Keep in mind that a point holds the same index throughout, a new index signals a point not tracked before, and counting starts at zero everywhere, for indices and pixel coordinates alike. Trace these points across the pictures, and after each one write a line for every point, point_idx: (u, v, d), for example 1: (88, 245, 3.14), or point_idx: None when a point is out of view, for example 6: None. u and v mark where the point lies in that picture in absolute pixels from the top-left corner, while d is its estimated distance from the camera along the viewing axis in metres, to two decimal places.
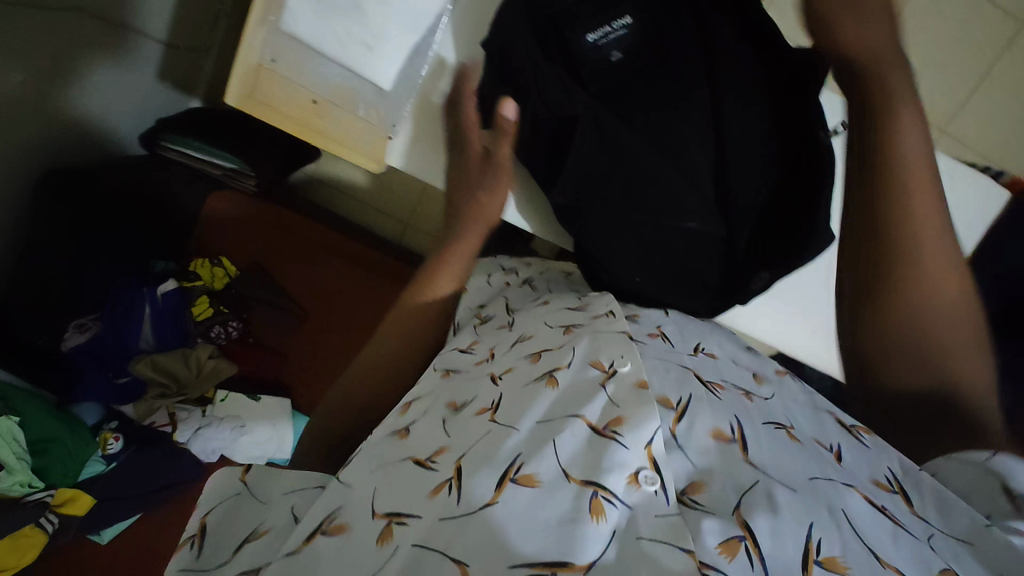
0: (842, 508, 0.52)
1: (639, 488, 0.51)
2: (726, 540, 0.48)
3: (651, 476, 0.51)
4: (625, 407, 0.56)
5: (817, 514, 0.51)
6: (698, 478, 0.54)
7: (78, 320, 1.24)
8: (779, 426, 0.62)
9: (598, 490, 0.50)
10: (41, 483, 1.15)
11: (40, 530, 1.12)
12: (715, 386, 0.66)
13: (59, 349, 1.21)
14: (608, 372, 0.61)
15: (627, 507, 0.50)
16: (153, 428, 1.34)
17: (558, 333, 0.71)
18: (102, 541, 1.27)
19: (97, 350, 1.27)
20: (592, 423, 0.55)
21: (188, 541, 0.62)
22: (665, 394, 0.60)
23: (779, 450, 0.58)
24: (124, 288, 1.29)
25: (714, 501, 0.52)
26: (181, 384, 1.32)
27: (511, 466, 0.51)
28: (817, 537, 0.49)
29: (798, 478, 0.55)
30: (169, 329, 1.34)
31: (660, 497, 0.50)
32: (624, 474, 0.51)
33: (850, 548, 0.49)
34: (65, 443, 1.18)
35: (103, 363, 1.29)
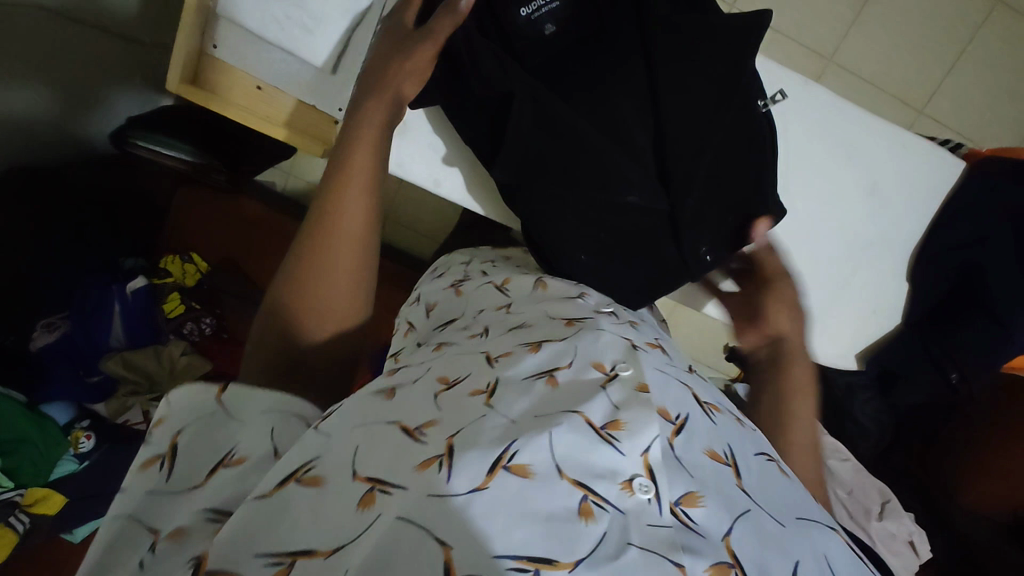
0: (825, 555, 0.58)
1: (633, 495, 0.55)
2: (717, 564, 0.52)
3: (645, 484, 0.56)
4: (625, 412, 0.61)
5: (801, 552, 0.56)
6: (695, 490, 0.57)
7: (45, 320, 1.23)
8: (766, 457, 0.69)
9: (587, 494, 0.53)
10: (11, 482, 1.14)
11: (11, 529, 1.12)
12: (712, 408, 0.71)
13: (28, 349, 1.21)
14: (609, 374, 0.66)
15: (621, 512, 0.54)
16: (126, 426, 1.30)
17: (558, 327, 0.74)
18: (74, 540, 1.23)
19: (67, 348, 1.26)
20: (590, 420, 0.58)
21: (155, 461, 0.58)
22: (666, 407, 0.64)
23: (765, 485, 0.64)
24: (92, 286, 1.27)
25: (707, 516, 0.56)
26: (154, 383, 1.32)
27: (504, 453, 0.53)
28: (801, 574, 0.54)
29: (786, 515, 0.60)
30: (140, 327, 1.34)
31: (652, 507, 0.55)
32: (619, 480, 0.56)
33: None
34: (37, 443, 1.18)
35: (74, 362, 1.28)
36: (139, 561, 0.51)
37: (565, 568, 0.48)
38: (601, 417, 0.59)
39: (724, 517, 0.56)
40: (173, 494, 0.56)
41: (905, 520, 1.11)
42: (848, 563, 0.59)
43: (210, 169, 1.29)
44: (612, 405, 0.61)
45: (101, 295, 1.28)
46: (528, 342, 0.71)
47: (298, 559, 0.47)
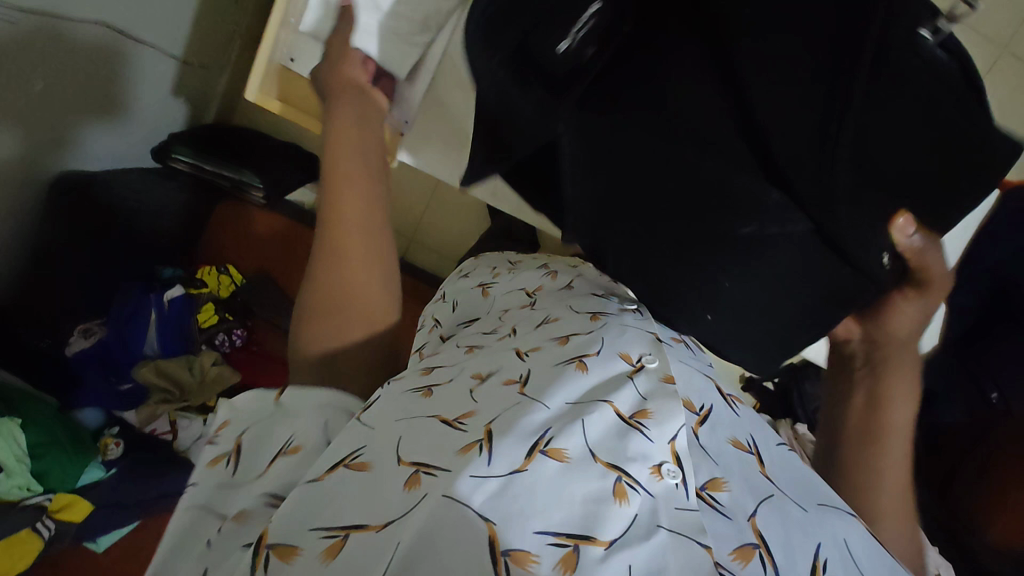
0: (846, 539, 0.55)
1: (661, 479, 0.52)
2: (742, 547, 0.50)
3: (674, 469, 0.53)
4: (653, 401, 0.59)
5: (825, 538, 0.54)
6: (719, 475, 0.56)
7: (83, 325, 1.27)
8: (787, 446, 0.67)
9: (622, 475, 0.51)
10: (40, 487, 1.13)
11: (36, 535, 1.10)
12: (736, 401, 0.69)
13: (63, 353, 1.24)
14: (637, 366, 0.63)
15: (650, 494, 0.51)
16: (153, 435, 1.33)
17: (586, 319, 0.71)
18: (98, 549, 1.24)
19: (101, 354, 1.29)
20: (621, 411, 0.57)
21: (223, 455, 0.55)
22: (690, 399, 0.62)
23: (787, 473, 0.62)
24: (129, 294, 1.30)
25: (731, 499, 0.54)
26: (185, 391, 1.33)
27: (541, 439, 0.51)
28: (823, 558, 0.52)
29: (808, 502, 0.58)
30: (174, 336, 1.36)
31: (681, 490, 0.52)
32: (649, 464, 0.53)
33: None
34: (62, 447, 1.17)
35: (107, 368, 1.31)
36: (207, 540, 0.49)
37: (603, 546, 0.46)
38: (630, 406, 0.57)
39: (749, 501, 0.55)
40: (237, 486, 0.53)
41: None
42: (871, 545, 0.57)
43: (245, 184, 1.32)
44: (639, 394, 0.59)
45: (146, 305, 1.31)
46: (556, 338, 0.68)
47: (352, 532, 0.45)
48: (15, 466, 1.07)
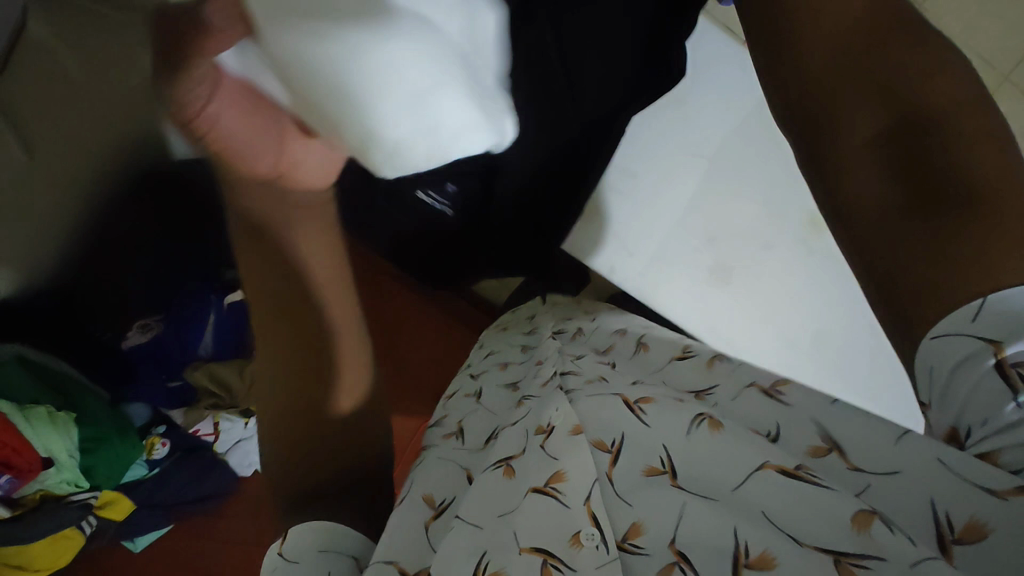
0: (762, 511, 0.56)
1: (583, 545, 0.58)
2: (663, 568, 0.55)
3: (591, 533, 0.59)
4: (560, 459, 0.64)
5: (738, 517, 0.55)
6: (636, 520, 0.59)
7: (142, 321, 1.23)
8: (698, 425, 0.64)
9: (546, 558, 0.57)
10: (86, 483, 1.17)
11: (79, 531, 1.14)
12: (639, 408, 0.69)
13: (118, 346, 1.20)
14: (545, 488, 0.62)
15: (575, 570, 0.56)
16: (197, 436, 1.33)
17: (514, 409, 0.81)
18: (136, 549, 1.25)
19: (154, 351, 1.26)
20: (537, 485, 0.63)
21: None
22: (551, 476, 0.63)
23: (690, 451, 0.62)
24: (192, 296, 1.30)
25: (651, 537, 0.57)
26: (233, 397, 1.32)
27: (480, 564, 0.57)
28: (743, 540, 0.53)
29: (724, 489, 0.59)
30: (228, 340, 1.36)
31: (601, 549, 0.58)
32: (568, 538, 0.59)
33: (773, 538, 0.53)
34: (115, 444, 1.19)
35: (158, 365, 1.29)
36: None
37: None
38: (545, 476, 0.63)
39: (656, 520, 0.58)
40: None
41: None
42: (793, 498, 0.55)
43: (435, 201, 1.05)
44: (553, 459, 0.65)
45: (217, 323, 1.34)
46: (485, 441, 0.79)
47: None
48: (65, 462, 1.10)
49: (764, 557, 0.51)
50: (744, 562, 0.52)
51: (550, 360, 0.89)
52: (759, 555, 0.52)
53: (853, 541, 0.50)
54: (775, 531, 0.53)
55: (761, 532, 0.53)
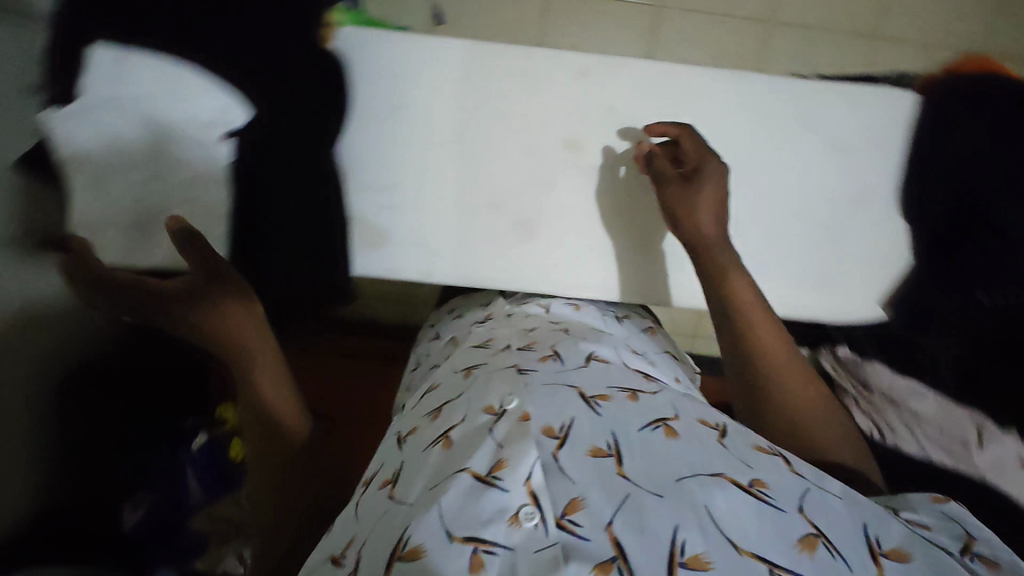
0: (706, 504, 0.68)
1: (521, 525, 0.68)
2: (603, 566, 0.64)
3: (530, 513, 0.69)
4: (506, 449, 0.74)
5: (683, 516, 0.67)
6: (575, 497, 0.70)
7: (130, 500, 1.28)
8: (656, 427, 0.78)
9: (478, 548, 0.67)
10: None
11: None
12: (596, 400, 0.81)
13: (121, 533, 1.25)
14: (489, 479, 0.72)
15: (510, 549, 0.67)
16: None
17: (456, 419, 0.84)
18: None
19: (154, 519, 1.31)
20: (478, 473, 0.72)
21: None
22: (531, 481, 0.71)
23: (646, 466, 0.73)
24: (166, 454, 1.36)
25: (587, 516, 0.68)
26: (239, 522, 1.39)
27: (402, 544, 0.68)
28: (682, 537, 0.65)
29: (667, 482, 0.71)
30: (214, 478, 1.39)
31: (539, 532, 0.67)
32: (506, 516, 0.69)
33: (709, 540, 0.65)
34: None
35: (167, 529, 1.33)
36: None
37: None
38: (485, 464, 0.73)
39: (611, 511, 0.68)
40: None
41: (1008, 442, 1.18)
42: (760, 513, 0.69)
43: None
44: (497, 444, 0.75)
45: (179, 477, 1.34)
46: (431, 412, 0.91)
47: None
48: None
49: (700, 559, 0.64)
50: (681, 561, 0.64)
51: (504, 350, 0.98)
52: (696, 556, 0.64)
53: (795, 557, 0.65)
54: (712, 546, 0.65)
55: (701, 536, 0.65)
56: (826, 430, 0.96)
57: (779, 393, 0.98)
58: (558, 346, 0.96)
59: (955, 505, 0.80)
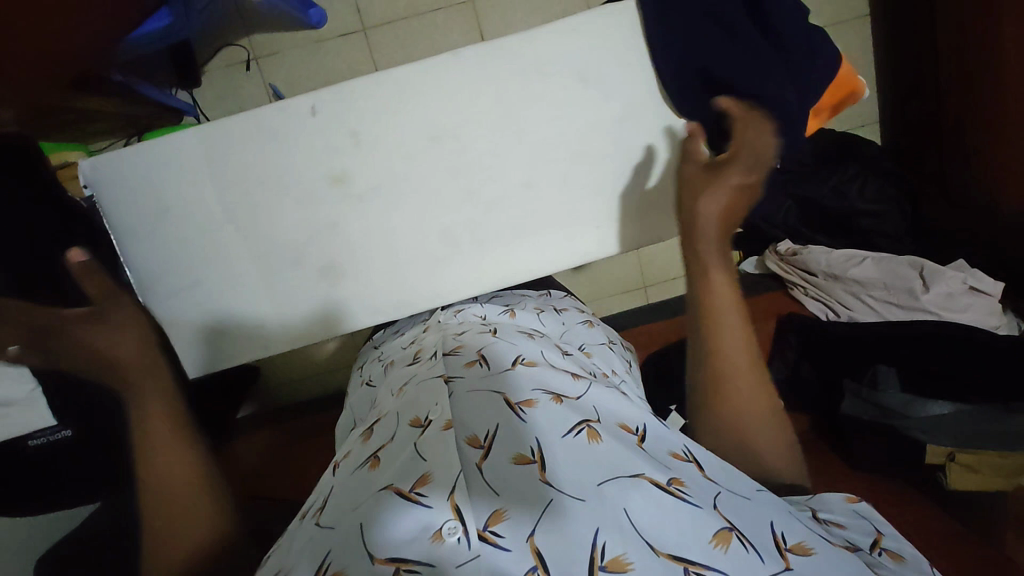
0: (627, 508, 0.41)
1: (445, 542, 0.39)
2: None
3: (455, 525, 0.40)
4: (434, 458, 0.44)
5: (603, 514, 0.40)
6: (499, 505, 0.40)
7: None
8: (574, 431, 0.46)
9: (400, 565, 0.38)
10: None
11: None
12: (521, 406, 0.48)
13: None
14: (412, 494, 0.42)
15: (432, 566, 0.38)
16: None
17: (394, 404, 0.56)
18: None
19: None
20: (401, 489, 0.42)
21: None
22: (427, 475, 0.43)
23: (575, 462, 0.43)
24: None
25: (516, 528, 0.39)
26: None
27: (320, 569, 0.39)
28: (600, 539, 0.38)
29: (589, 480, 0.42)
30: None
31: (462, 544, 0.39)
32: (428, 530, 0.40)
33: (631, 535, 0.39)
34: None
35: None
36: None
37: None
38: (412, 478, 0.43)
39: (525, 515, 0.40)
40: None
41: (951, 273, 0.88)
42: (666, 514, 0.41)
43: (33, 443, 0.55)
44: (422, 458, 0.45)
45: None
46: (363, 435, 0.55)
47: None
48: None
49: (620, 561, 0.38)
50: (600, 564, 0.37)
51: (437, 335, 0.65)
52: (616, 557, 0.38)
53: (706, 553, 0.40)
54: (635, 551, 0.38)
55: (623, 533, 0.39)
56: (768, 436, 0.55)
57: (723, 395, 0.56)
58: (482, 348, 0.58)
59: (864, 506, 0.54)
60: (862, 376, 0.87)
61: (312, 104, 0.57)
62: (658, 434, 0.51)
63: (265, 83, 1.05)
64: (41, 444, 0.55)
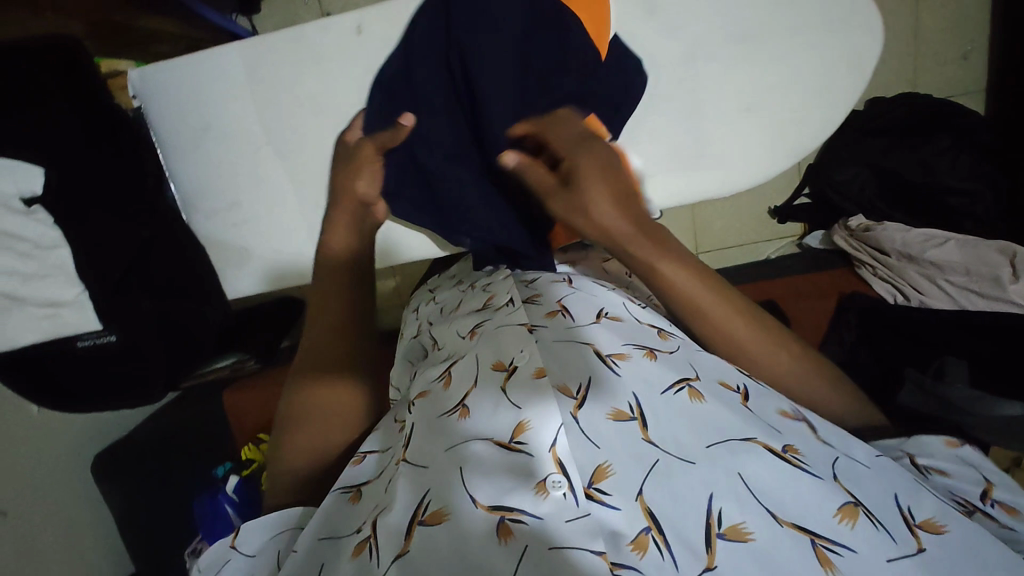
0: (742, 474, 0.37)
1: (549, 496, 0.37)
2: (636, 534, 0.35)
3: (559, 479, 0.37)
4: (528, 404, 0.41)
5: (716, 480, 0.37)
6: (601, 462, 0.38)
7: None
8: (675, 388, 0.42)
9: (505, 514, 0.36)
10: None
11: None
12: (612, 359, 0.44)
13: None
14: (513, 444, 0.39)
15: (539, 519, 0.36)
16: None
17: (463, 342, 0.51)
18: None
19: None
20: (501, 439, 0.40)
21: None
22: (523, 421, 0.40)
23: (680, 426, 0.40)
24: None
25: (623, 488, 0.37)
26: None
27: (420, 504, 0.38)
28: (715, 505, 0.36)
29: (695, 447, 0.38)
30: None
31: (569, 500, 0.37)
32: (531, 480, 0.38)
33: (749, 505, 0.36)
34: None
35: None
36: None
37: None
38: (506, 425, 0.40)
39: (635, 472, 0.37)
40: None
41: None
42: (784, 481, 0.37)
43: (81, 345, 0.56)
44: (513, 405, 0.41)
45: (206, 508, 0.89)
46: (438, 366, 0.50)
47: None
48: None
49: (739, 529, 0.35)
50: (717, 531, 0.35)
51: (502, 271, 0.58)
52: (734, 525, 0.35)
53: (830, 525, 0.35)
54: (757, 519, 0.35)
55: (739, 498, 0.36)
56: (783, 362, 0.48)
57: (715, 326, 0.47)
58: (563, 294, 0.52)
59: (969, 452, 0.46)
60: (926, 367, 0.80)
61: (356, 23, 0.56)
62: (762, 390, 0.45)
63: (324, 12, 1.02)
64: (89, 346, 0.56)
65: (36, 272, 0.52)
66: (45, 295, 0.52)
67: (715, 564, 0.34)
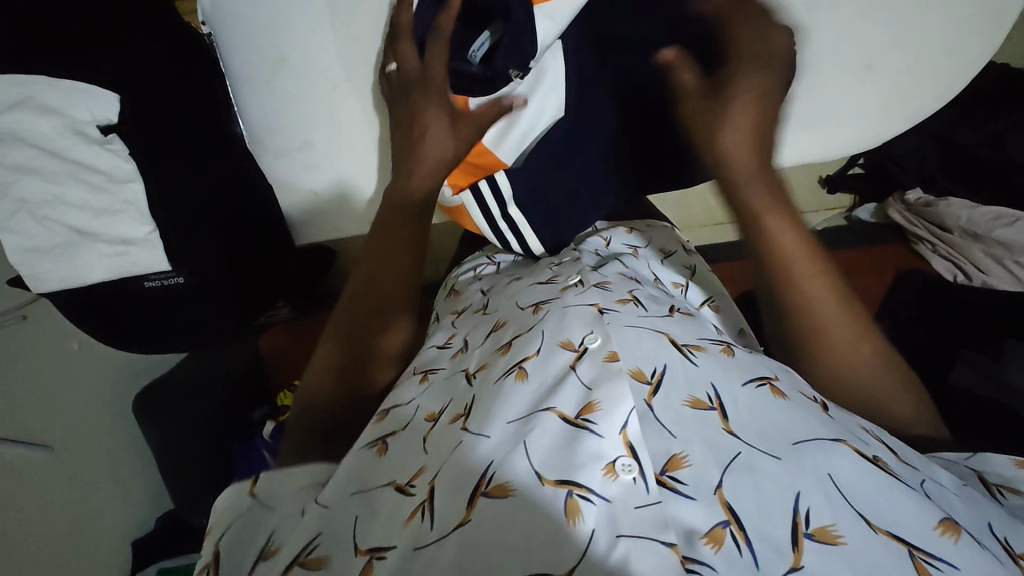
0: (830, 473, 0.34)
1: (618, 480, 0.34)
2: (712, 527, 0.32)
3: (629, 463, 0.34)
4: (601, 387, 0.38)
5: (801, 478, 0.34)
6: (677, 449, 0.35)
7: None
8: (755, 381, 0.40)
9: (572, 489, 0.33)
10: None
11: None
12: (688, 349, 0.42)
13: None
14: (579, 419, 0.36)
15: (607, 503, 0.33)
16: None
17: (525, 316, 0.48)
18: None
19: None
20: (566, 414, 0.37)
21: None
22: (593, 401, 0.37)
23: (762, 415, 0.37)
24: None
25: (699, 473, 0.34)
26: None
27: (482, 476, 0.35)
28: (804, 504, 0.32)
29: (778, 439, 0.36)
30: None
31: (640, 486, 0.33)
32: (599, 461, 0.34)
33: (837, 505, 0.33)
34: None
35: None
36: None
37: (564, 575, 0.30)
38: (574, 402, 0.37)
39: (714, 463, 0.34)
40: None
41: None
42: (870, 483, 0.34)
43: (149, 285, 0.58)
44: (584, 384, 0.38)
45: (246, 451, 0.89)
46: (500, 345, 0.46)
47: None
48: None
49: (829, 531, 0.32)
50: (805, 531, 0.32)
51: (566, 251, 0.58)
52: (823, 526, 0.32)
53: (928, 537, 0.32)
54: (848, 522, 0.32)
55: (829, 497, 0.33)
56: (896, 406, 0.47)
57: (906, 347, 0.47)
58: (631, 286, 0.50)
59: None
60: (985, 350, 0.77)
61: None
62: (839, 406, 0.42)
63: None
64: (156, 288, 0.58)
65: (108, 206, 0.53)
66: (117, 231, 0.54)
67: (802, 563, 0.30)
